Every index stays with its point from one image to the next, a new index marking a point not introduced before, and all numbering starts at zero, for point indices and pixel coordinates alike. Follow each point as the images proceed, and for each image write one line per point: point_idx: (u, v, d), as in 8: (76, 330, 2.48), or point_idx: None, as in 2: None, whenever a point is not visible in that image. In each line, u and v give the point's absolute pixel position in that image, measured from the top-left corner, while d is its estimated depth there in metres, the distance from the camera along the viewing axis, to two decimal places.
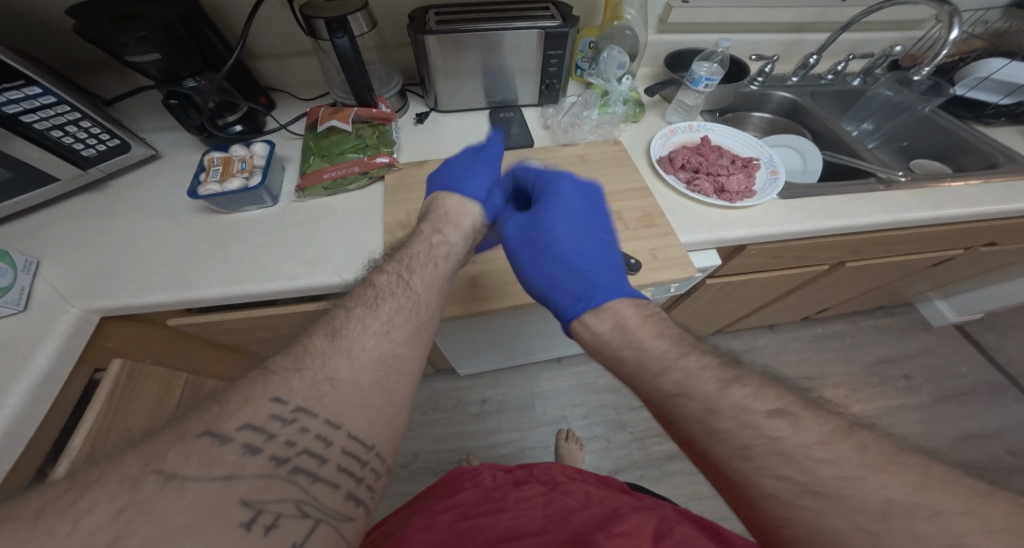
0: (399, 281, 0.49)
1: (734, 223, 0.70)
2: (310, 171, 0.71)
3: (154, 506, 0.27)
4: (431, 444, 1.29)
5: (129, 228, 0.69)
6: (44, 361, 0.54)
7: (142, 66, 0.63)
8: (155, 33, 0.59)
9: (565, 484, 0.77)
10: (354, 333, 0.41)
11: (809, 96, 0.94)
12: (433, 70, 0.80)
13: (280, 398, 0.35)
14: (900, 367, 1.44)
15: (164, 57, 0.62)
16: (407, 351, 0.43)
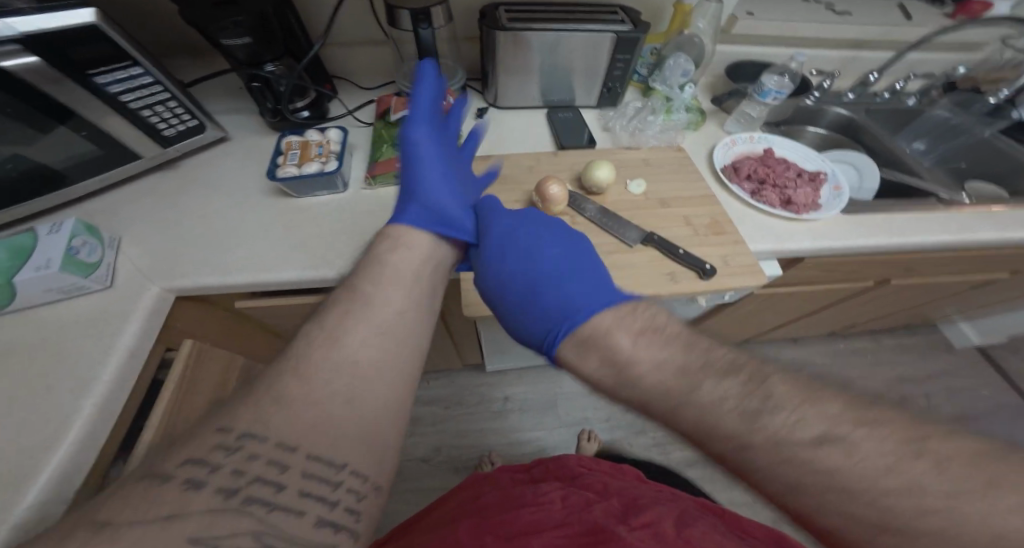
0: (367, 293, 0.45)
1: (800, 235, 0.72)
2: (382, 158, 0.71)
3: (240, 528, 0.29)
4: (455, 439, 1.29)
5: (202, 209, 0.70)
6: (131, 337, 0.56)
7: (229, 49, 0.66)
8: (249, 19, 0.62)
9: (583, 481, 0.79)
10: (332, 350, 0.39)
11: (863, 114, 0.96)
12: (496, 62, 0.80)
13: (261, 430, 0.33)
14: (920, 386, 1.47)
15: (254, 42, 0.65)
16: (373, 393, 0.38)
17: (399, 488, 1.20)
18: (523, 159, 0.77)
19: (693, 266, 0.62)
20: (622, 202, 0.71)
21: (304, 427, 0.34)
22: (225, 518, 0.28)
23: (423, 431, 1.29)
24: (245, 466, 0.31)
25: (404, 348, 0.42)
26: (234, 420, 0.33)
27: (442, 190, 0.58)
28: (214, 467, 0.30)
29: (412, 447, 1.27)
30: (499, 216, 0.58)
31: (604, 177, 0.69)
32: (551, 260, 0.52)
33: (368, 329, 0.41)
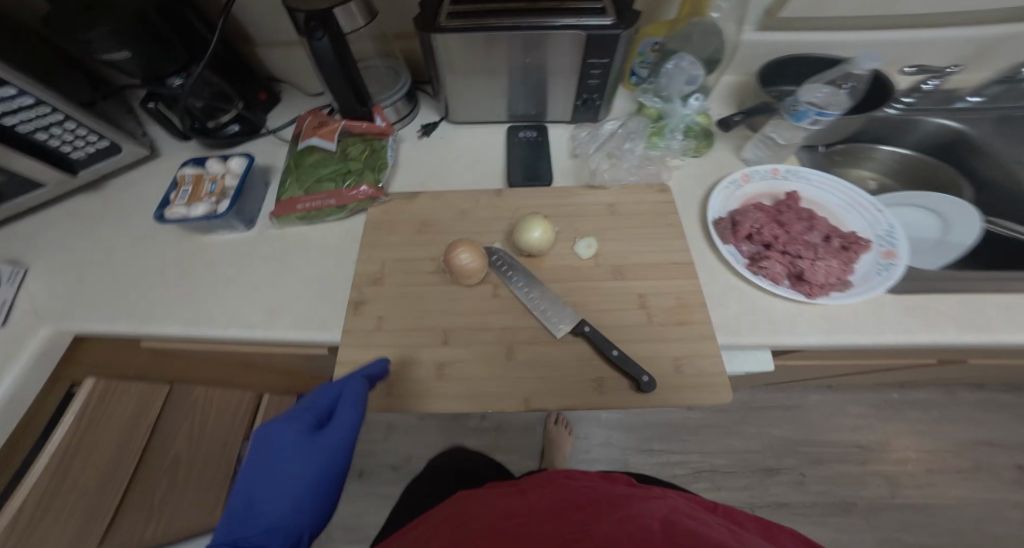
0: None
1: (807, 325, 0.52)
2: (284, 197, 0.60)
3: None
4: (427, 450, 1.13)
5: (110, 242, 0.67)
6: (15, 382, 0.55)
7: (118, 65, 0.57)
8: (128, 26, 0.52)
9: (553, 483, 0.54)
10: None
11: (988, 125, 0.72)
12: (442, 68, 0.63)
13: None
14: (1011, 455, 1.06)
15: (139, 54, 0.56)
16: None
17: (363, 491, 1.10)
18: (458, 198, 0.62)
19: (628, 373, 0.48)
20: (562, 265, 0.56)
21: None
22: None
23: (397, 439, 1.14)
24: None
25: None
26: None
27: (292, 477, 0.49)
28: None
29: (383, 453, 1.14)
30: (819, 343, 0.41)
31: (539, 239, 0.54)
32: None
33: None
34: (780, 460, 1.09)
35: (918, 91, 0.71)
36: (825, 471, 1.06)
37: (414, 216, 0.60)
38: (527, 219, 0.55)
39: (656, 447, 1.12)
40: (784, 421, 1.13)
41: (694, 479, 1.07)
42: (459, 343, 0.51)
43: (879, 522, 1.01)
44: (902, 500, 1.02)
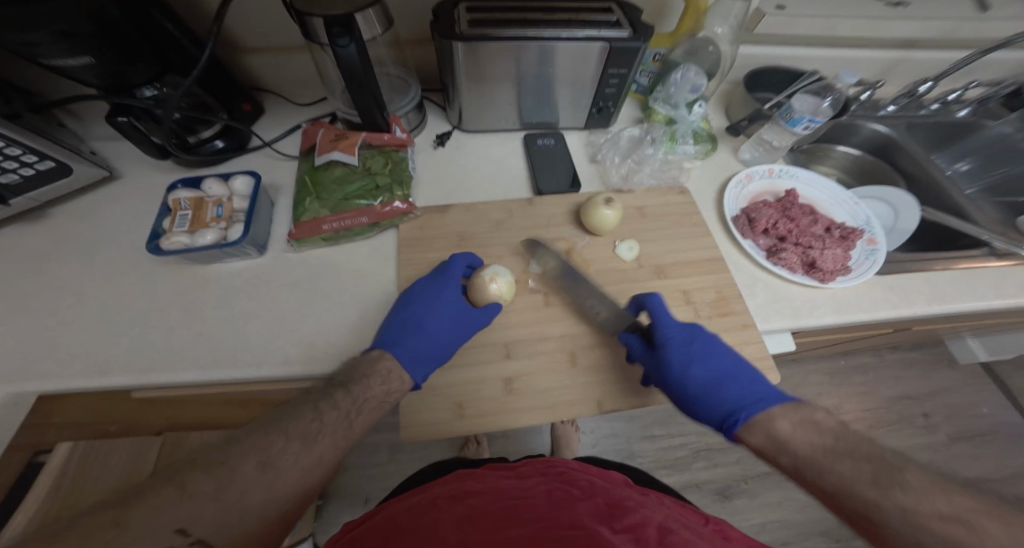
0: (337, 403, 0.40)
1: (822, 307, 0.58)
2: (303, 219, 0.55)
3: (185, 510, 0.29)
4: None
5: (71, 278, 0.56)
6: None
7: (69, 71, 0.46)
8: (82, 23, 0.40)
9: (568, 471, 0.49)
10: (286, 443, 0.36)
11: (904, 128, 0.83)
12: (459, 76, 0.61)
13: (184, 532, 0.29)
14: (919, 404, 1.21)
15: (96, 56, 0.44)
16: (305, 479, 0.35)
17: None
18: (491, 209, 0.62)
19: None
20: (607, 270, 0.58)
21: (247, 496, 0.32)
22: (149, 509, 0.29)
23: (402, 459, 1.08)
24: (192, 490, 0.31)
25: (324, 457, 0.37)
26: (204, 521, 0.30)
27: (446, 324, 0.51)
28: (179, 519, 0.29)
29: (389, 475, 1.05)
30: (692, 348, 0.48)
31: (609, 218, 0.57)
32: (710, 363, 0.48)
33: (296, 441, 0.36)
34: None
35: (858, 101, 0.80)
36: None
37: (450, 231, 0.60)
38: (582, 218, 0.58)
39: (657, 433, 1.17)
40: None
41: (693, 459, 1.14)
42: (522, 355, 0.51)
43: None
44: None
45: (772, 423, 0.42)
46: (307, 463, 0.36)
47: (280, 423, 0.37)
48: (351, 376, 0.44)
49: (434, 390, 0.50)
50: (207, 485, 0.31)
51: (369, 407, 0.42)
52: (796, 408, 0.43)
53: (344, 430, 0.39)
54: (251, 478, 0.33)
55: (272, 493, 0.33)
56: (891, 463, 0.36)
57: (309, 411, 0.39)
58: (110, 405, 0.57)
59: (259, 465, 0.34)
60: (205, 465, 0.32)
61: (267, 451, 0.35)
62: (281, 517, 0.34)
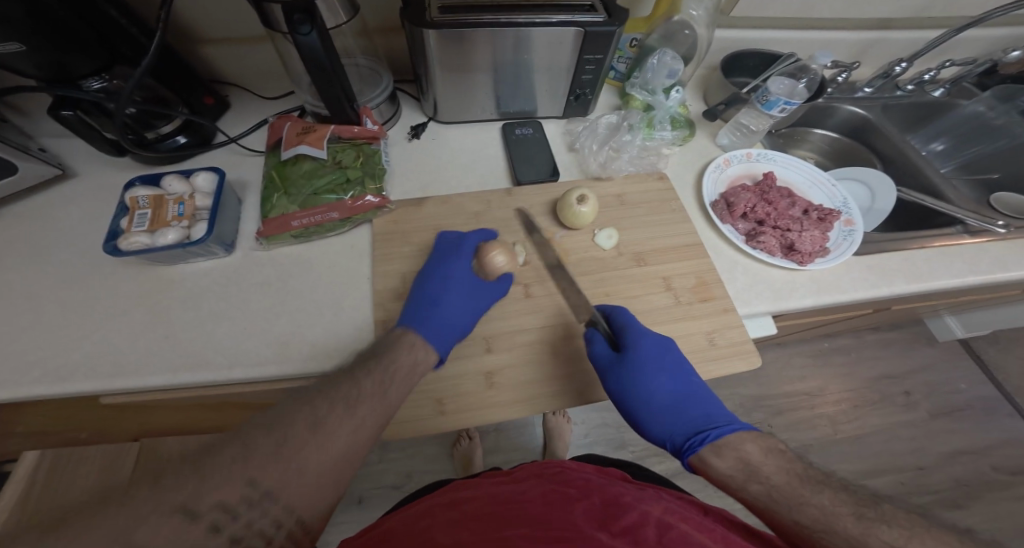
0: (372, 374, 0.39)
1: (801, 289, 0.58)
2: (271, 214, 0.53)
3: (246, 466, 0.29)
4: (429, 462, 1.06)
5: (27, 283, 0.53)
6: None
7: (2, 59, 0.43)
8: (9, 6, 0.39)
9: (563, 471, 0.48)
10: (330, 409, 0.35)
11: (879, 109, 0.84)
12: (432, 67, 0.59)
13: (252, 483, 0.29)
14: (901, 383, 1.23)
15: (30, 43, 0.42)
16: (353, 443, 0.34)
17: (367, 519, 1.00)
18: (469, 201, 0.61)
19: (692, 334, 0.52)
20: (588, 258, 0.57)
21: (300, 454, 0.31)
22: (213, 465, 0.29)
23: (392, 457, 1.06)
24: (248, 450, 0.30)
25: (367, 421, 0.36)
26: (266, 476, 0.29)
27: (464, 296, 0.50)
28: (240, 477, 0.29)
29: (379, 475, 1.04)
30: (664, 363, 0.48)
31: (585, 214, 0.56)
32: (677, 381, 0.48)
33: (340, 406, 0.35)
34: (750, 416, 1.18)
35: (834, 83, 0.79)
36: (787, 420, 1.17)
37: (426, 224, 0.59)
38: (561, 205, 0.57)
39: None
40: (750, 382, 1.22)
41: None
42: (503, 348, 0.51)
43: (831, 457, 1.13)
44: (844, 436, 1.16)
45: (737, 448, 0.41)
46: (350, 427, 0.35)
47: (321, 392, 0.36)
48: (375, 351, 0.43)
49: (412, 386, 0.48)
50: (265, 444, 0.31)
51: (401, 378, 0.41)
52: (759, 436, 0.42)
53: (383, 395, 0.38)
54: (304, 439, 0.32)
55: (327, 453, 0.33)
56: (873, 501, 0.34)
57: (346, 381, 0.38)
58: (79, 413, 0.55)
59: (308, 425, 0.33)
60: (256, 430, 0.32)
61: (315, 414, 0.34)
62: (342, 476, 0.33)
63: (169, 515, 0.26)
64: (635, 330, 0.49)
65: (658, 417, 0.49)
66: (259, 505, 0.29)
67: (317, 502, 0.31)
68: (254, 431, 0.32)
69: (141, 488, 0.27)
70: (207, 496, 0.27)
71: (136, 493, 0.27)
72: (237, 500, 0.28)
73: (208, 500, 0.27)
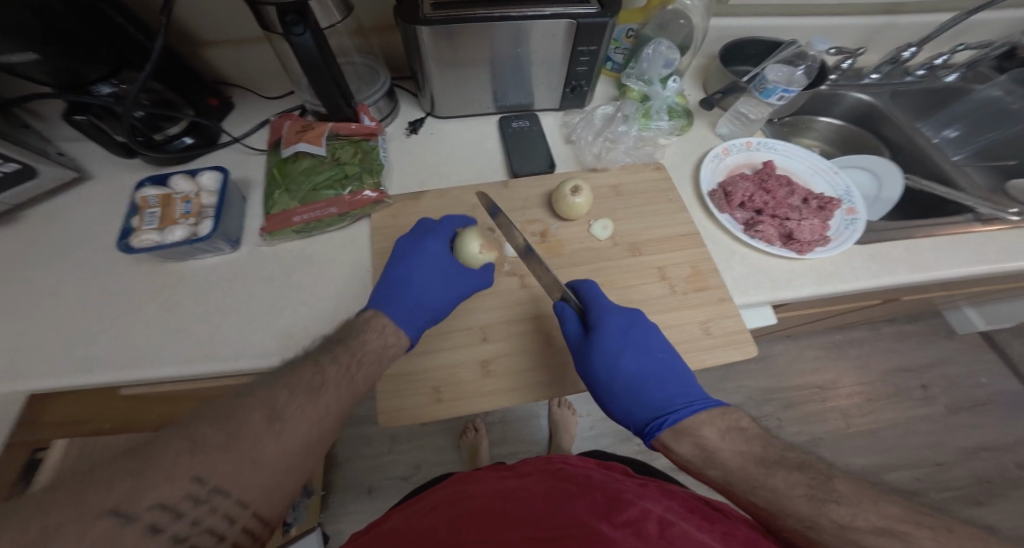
0: (331, 364, 0.38)
1: (801, 279, 0.57)
2: (274, 210, 0.55)
3: (186, 460, 0.28)
4: (437, 454, 1.08)
5: (50, 280, 0.56)
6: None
7: (20, 68, 0.46)
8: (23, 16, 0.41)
9: (565, 466, 0.49)
10: (284, 399, 0.34)
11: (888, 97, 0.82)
12: (427, 64, 0.60)
13: (200, 477, 0.28)
14: (917, 376, 1.21)
15: (44, 53, 0.44)
16: (309, 433, 0.33)
17: (377, 508, 1.03)
18: (466, 194, 0.61)
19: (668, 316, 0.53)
20: (583, 249, 0.58)
21: (254, 446, 0.31)
22: (156, 462, 0.28)
23: (401, 448, 1.09)
24: (195, 442, 0.29)
25: (324, 412, 0.35)
26: (216, 470, 0.29)
27: (436, 279, 0.51)
28: (182, 473, 0.27)
29: (389, 465, 1.06)
30: (630, 339, 0.48)
31: (580, 204, 0.57)
32: (645, 358, 0.48)
33: (297, 395, 0.34)
34: (758, 409, 1.16)
35: (838, 71, 0.78)
36: (797, 413, 1.16)
37: (424, 219, 0.60)
38: (557, 196, 0.58)
39: None
40: (759, 374, 1.21)
41: None
42: (497, 337, 0.52)
43: (842, 451, 1.12)
44: (855, 430, 1.14)
45: (697, 431, 0.41)
46: (308, 419, 0.34)
47: (277, 379, 0.35)
48: (346, 334, 0.43)
49: (409, 375, 0.50)
50: (215, 437, 0.30)
51: (362, 366, 0.40)
52: (722, 414, 0.42)
53: (349, 382, 0.38)
54: (255, 432, 0.31)
55: (281, 445, 0.32)
56: (824, 476, 0.35)
57: (300, 368, 0.37)
58: (103, 402, 0.58)
59: (265, 415, 0.32)
60: (202, 423, 0.30)
61: (271, 404, 0.33)
62: (300, 469, 0.33)
63: (103, 516, 0.25)
64: (601, 307, 0.50)
65: (625, 397, 0.48)
66: (202, 501, 0.28)
67: (271, 495, 0.31)
68: (196, 424, 0.30)
69: (80, 482, 0.26)
70: (149, 493, 0.26)
71: (75, 486, 0.25)
72: (184, 497, 0.27)
73: (152, 498, 0.26)
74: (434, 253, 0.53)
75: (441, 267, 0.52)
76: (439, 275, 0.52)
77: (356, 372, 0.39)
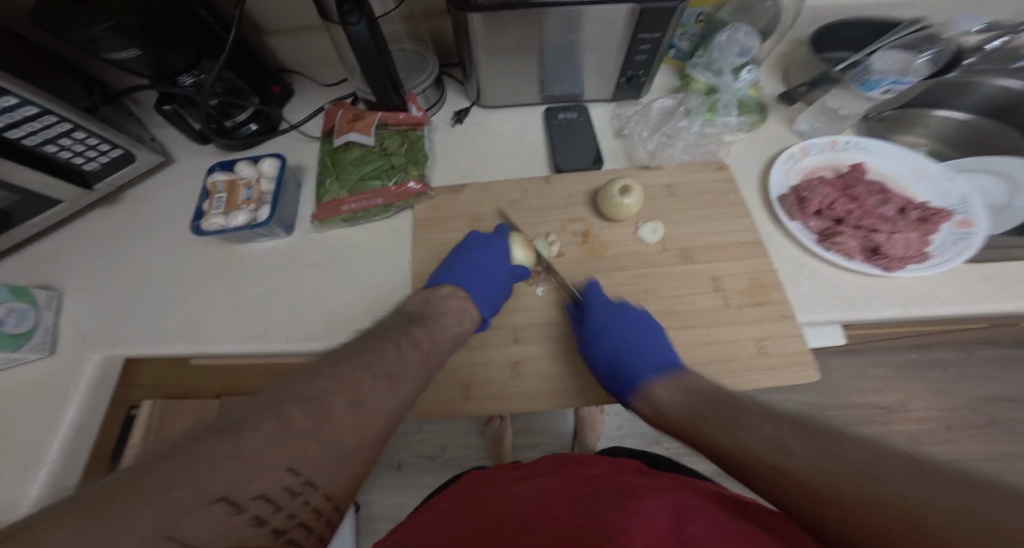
0: (401, 354, 0.37)
1: (883, 299, 0.50)
2: (325, 199, 0.57)
3: (281, 445, 0.25)
4: (465, 438, 1.11)
5: (137, 257, 0.62)
6: (77, 412, 0.53)
7: (124, 64, 0.49)
8: (130, 18, 0.44)
9: (585, 468, 0.47)
10: (366, 385, 0.32)
11: None
12: (477, 51, 0.58)
13: (296, 467, 0.25)
14: (1014, 409, 1.04)
15: (145, 51, 0.48)
16: (388, 423, 0.32)
17: (407, 484, 1.07)
18: (506, 189, 0.60)
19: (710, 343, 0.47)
20: (628, 252, 0.54)
21: (345, 433, 0.28)
22: (249, 443, 0.24)
23: (432, 429, 1.12)
24: (286, 426, 0.26)
25: (400, 403, 0.34)
26: (313, 459, 0.26)
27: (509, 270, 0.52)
28: (277, 460, 0.25)
29: (420, 444, 1.10)
30: (621, 325, 0.48)
31: (629, 205, 0.54)
32: (638, 349, 0.47)
33: (377, 380, 0.33)
34: None
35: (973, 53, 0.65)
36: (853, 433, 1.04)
37: (464, 211, 0.60)
38: (603, 194, 0.55)
39: None
40: (812, 390, 1.10)
41: None
42: (531, 340, 0.51)
43: None
44: None
45: (659, 400, 0.43)
46: (387, 411, 0.32)
47: (351, 364, 0.33)
48: (428, 314, 0.45)
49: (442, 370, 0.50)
50: (306, 420, 0.27)
51: (426, 358, 0.40)
52: (682, 374, 0.45)
53: (418, 372, 0.37)
54: (344, 420, 0.29)
55: (366, 433, 0.30)
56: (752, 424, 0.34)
57: (371, 355, 0.35)
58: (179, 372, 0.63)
59: (352, 401, 0.30)
60: (289, 405, 0.28)
61: (355, 390, 0.31)
62: (376, 459, 0.31)
63: (212, 502, 0.22)
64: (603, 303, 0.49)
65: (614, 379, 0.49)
66: (298, 495, 0.25)
67: (353, 487, 0.29)
68: (281, 406, 0.27)
69: (174, 466, 0.22)
70: (253, 480, 0.23)
71: (168, 471, 0.22)
72: (282, 487, 0.24)
73: (250, 488, 0.23)
74: (496, 249, 0.53)
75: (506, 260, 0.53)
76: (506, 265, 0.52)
77: (423, 363, 0.39)
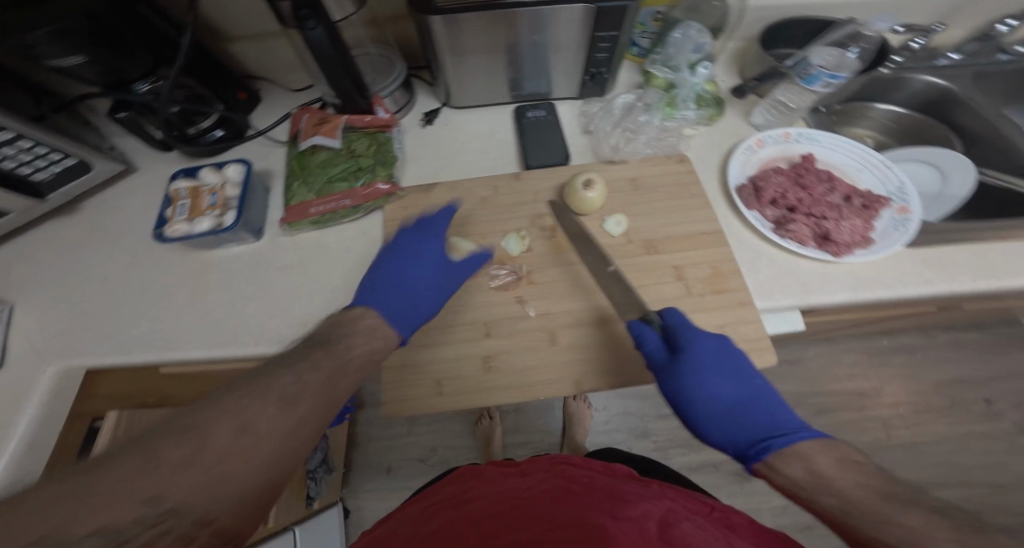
0: (304, 372, 0.36)
1: (834, 282, 0.52)
2: (292, 203, 0.57)
3: (138, 476, 0.24)
4: (453, 439, 1.11)
5: (100, 265, 0.61)
6: (29, 425, 0.51)
7: (73, 71, 0.49)
8: (72, 22, 0.43)
9: (569, 467, 0.48)
10: (255, 409, 0.31)
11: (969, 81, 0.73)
12: (441, 54, 0.59)
13: (153, 497, 0.24)
14: (975, 388, 1.09)
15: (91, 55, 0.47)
16: (283, 446, 0.31)
17: (394, 487, 1.07)
18: (475, 187, 0.61)
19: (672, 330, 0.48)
20: (596, 245, 0.56)
21: (224, 458, 0.28)
22: (99, 483, 0.24)
23: (419, 431, 1.12)
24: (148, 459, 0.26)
25: (300, 423, 0.32)
26: (178, 486, 0.25)
27: (429, 279, 0.51)
28: (130, 492, 0.24)
29: (406, 447, 1.10)
30: (716, 361, 0.46)
31: (593, 199, 0.55)
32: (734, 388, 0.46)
33: (270, 401, 0.32)
34: None
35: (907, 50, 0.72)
36: (830, 419, 1.08)
37: (434, 211, 0.60)
38: (569, 188, 0.56)
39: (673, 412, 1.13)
40: (788, 377, 1.13)
41: None
42: (502, 334, 0.52)
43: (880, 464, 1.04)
44: (897, 442, 1.05)
45: (809, 457, 0.37)
46: (283, 430, 0.31)
47: (242, 388, 0.32)
48: (329, 338, 0.41)
49: (414, 368, 0.51)
50: (176, 451, 0.26)
51: (341, 373, 0.38)
52: (834, 446, 0.37)
53: (325, 388, 0.36)
54: (222, 447, 0.28)
55: (248, 457, 0.29)
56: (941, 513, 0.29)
57: (269, 376, 0.34)
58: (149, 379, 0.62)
59: (234, 426, 0.29)
60: (158, 438, 0.27)
61: (241, 416, 0.30)
62: (268, 484, 0.30)
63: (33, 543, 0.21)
64: (689, 330, 0.47)
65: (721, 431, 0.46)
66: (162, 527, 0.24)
67: (235, 513, 0.27)
68: (149, 441, 0.27)
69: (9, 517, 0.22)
70: (92, 516, 0.22)
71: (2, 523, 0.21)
72: (137, 518, 0.23)
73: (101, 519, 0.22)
74: (420, 249, 0.53)
75: (422, 268, 0.51)
76: (427, 274, 0.51)
77: (336, 379, 0.37)
